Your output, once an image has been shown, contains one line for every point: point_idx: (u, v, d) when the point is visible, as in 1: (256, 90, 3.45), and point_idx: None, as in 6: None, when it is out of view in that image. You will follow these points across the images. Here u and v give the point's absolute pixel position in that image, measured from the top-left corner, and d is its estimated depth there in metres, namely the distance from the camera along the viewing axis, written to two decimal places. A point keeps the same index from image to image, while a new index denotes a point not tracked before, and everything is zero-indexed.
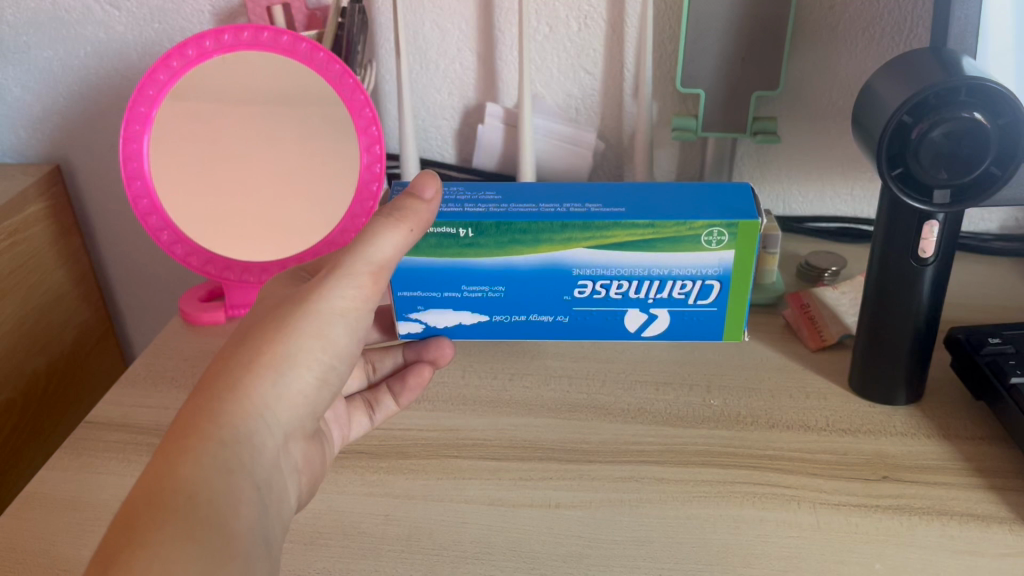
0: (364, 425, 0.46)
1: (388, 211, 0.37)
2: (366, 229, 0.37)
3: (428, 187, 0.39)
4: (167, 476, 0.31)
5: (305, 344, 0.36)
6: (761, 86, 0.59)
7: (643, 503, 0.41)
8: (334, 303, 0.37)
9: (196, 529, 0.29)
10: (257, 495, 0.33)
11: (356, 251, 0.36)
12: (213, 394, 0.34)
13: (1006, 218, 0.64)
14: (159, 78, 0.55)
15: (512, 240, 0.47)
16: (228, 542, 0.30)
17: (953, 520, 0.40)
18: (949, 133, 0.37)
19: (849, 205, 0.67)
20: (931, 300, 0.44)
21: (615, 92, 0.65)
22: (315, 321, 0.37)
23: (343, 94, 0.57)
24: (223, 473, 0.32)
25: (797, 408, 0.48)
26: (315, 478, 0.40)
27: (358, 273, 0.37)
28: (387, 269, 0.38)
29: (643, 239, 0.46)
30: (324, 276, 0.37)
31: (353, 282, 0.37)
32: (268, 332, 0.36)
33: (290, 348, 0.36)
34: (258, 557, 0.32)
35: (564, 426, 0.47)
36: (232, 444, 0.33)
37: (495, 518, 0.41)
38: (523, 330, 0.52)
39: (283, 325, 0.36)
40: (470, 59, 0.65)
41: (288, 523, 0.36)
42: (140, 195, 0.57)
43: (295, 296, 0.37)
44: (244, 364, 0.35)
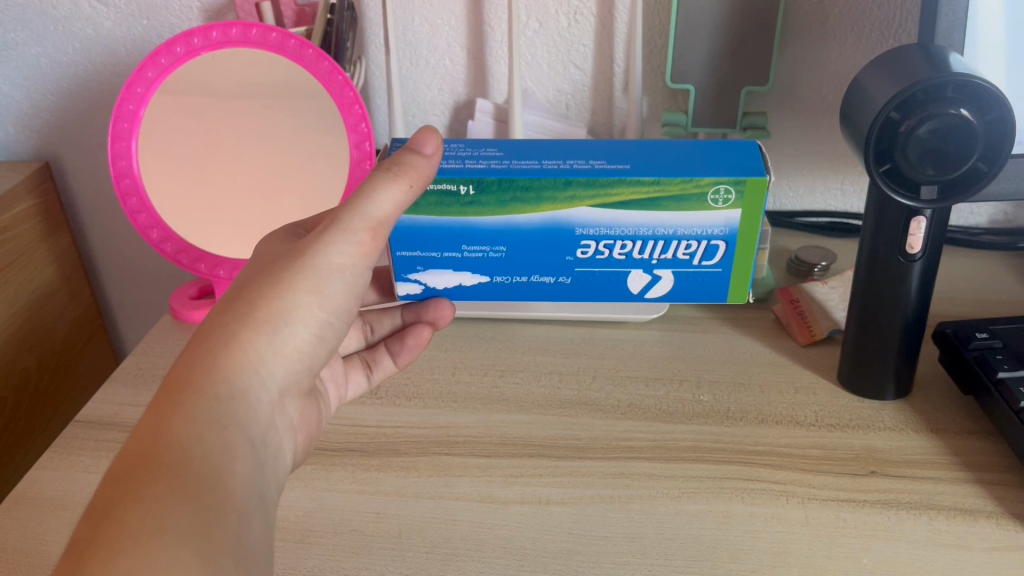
0: (361, 382, 0.48)
1: (388, 167, 0.37)
2: (364, 184, 0.37)
3: (427, 144, 0.38)
4: (161, 428, 0.30)
5: (300, 300, 0.36)
6: (751, 82, 0.59)
7: (632, 500, 0.41)
8: (331, 258, 0.36)
9: (192, 482, 0.29)
10: (250, 451, 0.33)
11: (354, 206, 0.36)
12: (207, 349, 0.34)
13: (996, 211, 0.65)
14: (147, 75, 0.55)
15: (515, 198, 0.45)
16: (224, 499, 0.30)
17: (940, 515, 0.40)
18: (936, 130, 0.37)
19: (839, 200, 0.67)
20: (919, 294, 0.44)
21: (605, 88, 0.65)
22: (312, 277, 0.36)
23: (331, 91, 0.57)
24: (218, 428, 0.32)
25: (786, 403, 0.48)
26: (310, 435, 0.41)
27: (357, 228, 0.36)
28: (385, 225, 0.37)
29: (648, 197, 0.45)
30: (321, 231, 0.37)
31: (346, 239, 0.36)
32: (262, 288, 0.35)
33: (286, 304, 0.35)
34: (253, 513, 0.31)
35: (555, 423, 0.47)
36: (225, 399, 0.33)
37: (486, 515, 0.41)
38: (525, 292, 0.50)
39: (276, 281, 0.35)
40: (460, 55, 0.65)
41: (281, 483, 0.36)
42: (129, 193, 0.57)
43: (293, 251, 0.37)
44: (239, 320, 0.35)
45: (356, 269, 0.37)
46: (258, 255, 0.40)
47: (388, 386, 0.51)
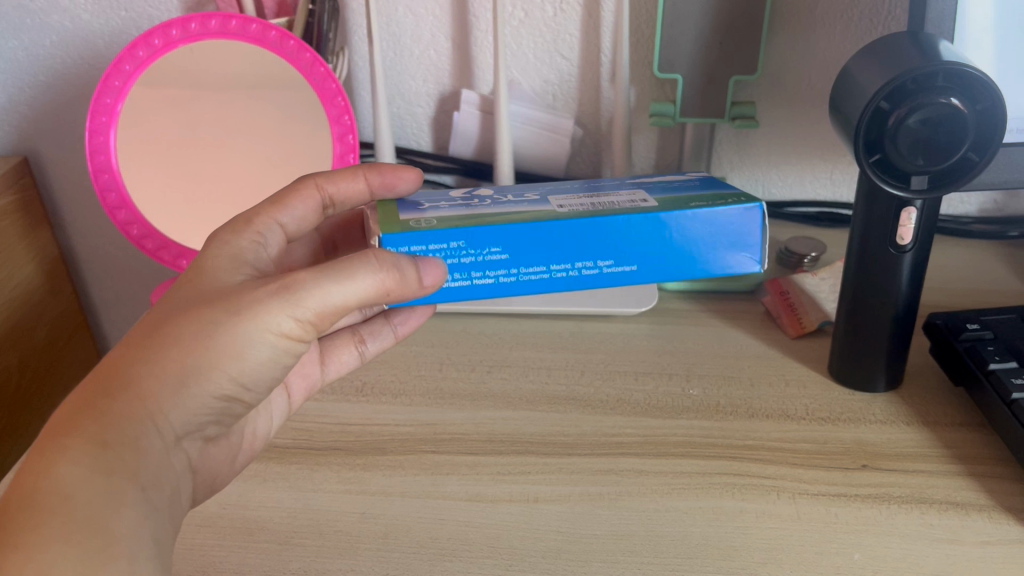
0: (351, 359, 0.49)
1: (374, 263, 0.34)
2: (328, 278, 0.34)
3: (430, 277, 0.35)
4: (44, 473, 0.29)
5: (220, 364, 0.34)
6: (739, 71, 0.59)
7: (621, 497, 0.41)
8: (270, 333, 0.34)
9: (70, 533, 0.28)
10: (144, 498, 0.32)
11: (320, 289, 0.34)
12: (105, 390, 0.33)
13: (985, 201, 0.65)
14: (125, 68, 0.54)
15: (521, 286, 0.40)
16: (110, 544, 0.29)
17: (932, 509, 0.40)
18: (926, 119, 0.36)
19: (829, 189, 0.67)
20: (910, 285, 0.43)
21: (592, 78, 0.64)
22: (236, 342, 0.34)
23: (313, 82, 0.56)
24: (106, 473, 0.30)
25: (777, 396, 0.48)
26: (214, 476, 0.41)
27: (309, 312, 0.34)
28: (341, 312, 0.35)
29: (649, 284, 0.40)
30: (263, 299, 0.34)
31: (298, 314, 0.34)
32: (178, 334, 0.33)
33: (200, 360, 0.34)
34: (144, 560, 0.30)
35: (543, 419, 0.47)
36: (117, 446, 0.31)
37: (472, 514, 0.40)
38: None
39: (203, 335, 0.33)
40: (444, 45, 0.64)
41: (180, 519, 0.35)
42: (108, 188, 0.56)
43: (219, 293, 0.35)
44: (142, 362, 0.33)
45: (290, 341, 0.35)
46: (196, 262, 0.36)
47: (374, 383, 0.50)
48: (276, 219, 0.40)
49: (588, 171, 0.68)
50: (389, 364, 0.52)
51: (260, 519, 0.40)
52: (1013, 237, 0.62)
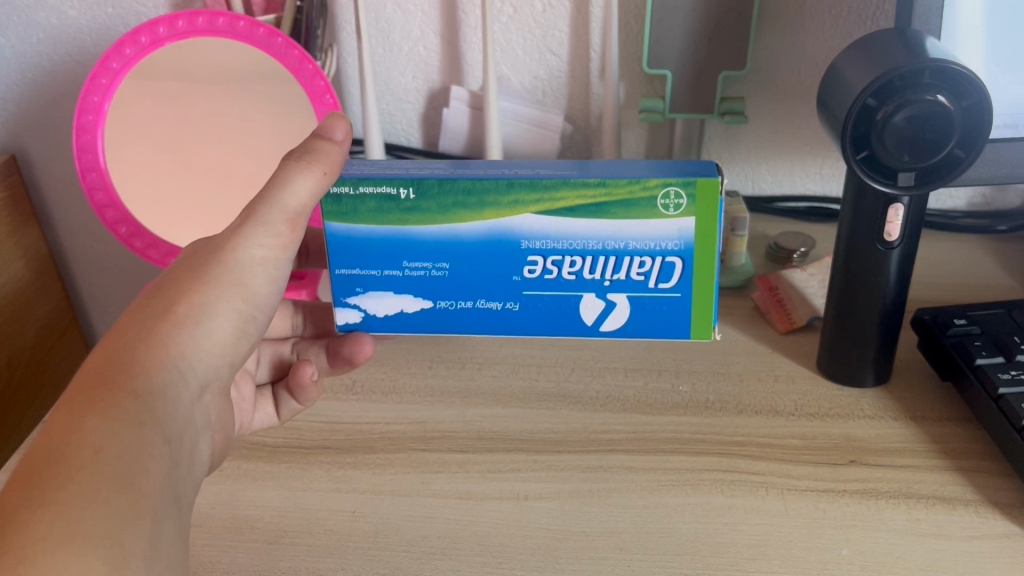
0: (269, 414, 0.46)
1: (297, 156, 0.37)
2: (277, 175, 0.37)
3: (336, 130, 0.39)
4: (71, 428, 0.29)
5: (223, 293, 0.36)
6: (728, 66, 0.59)
7: (611, 494, 0.41)
8: (251, 252, 0.37)
9: (103, 484, 0.28)
10: (168, 454, 0.32)
11: (270, 199, 0.37)
12: (125, 344, 0.34)
13: (974, 195, 0.65)
14: (112, 66, 0.54)
15: (456, 204, 0.40)
16: (137, 500, 0.29)
17: (919, 503, 0.40)
18: (912, 117, 0.37)
19: (819, 184, 0.67)
20: (897, 280, 0.43)
21: (582, 74, 0.64)
22: (230, 272, 0.37)
23: (302, 80, 0.56)
24: (133, 424, 0.31)
25: (765, 392, 0.48)
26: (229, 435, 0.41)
27: (276, 224, 0.37)
28: (305, 213, 0.38)
29: (595, 202, 0.39)
30: (233, 226, 0.37)
31: (267, 232, 0.37)
32: (183, 284, 0.36)
33: (204, 297, 0.36)
34: (168, 516, 0.30)
35: (533, 416, 0.47)
36: (145, 396, 0.32)
37: (462, 513, 0.40)
38: (471, 323, 0.44)
39: (198, 274, 0.36)
40: (434, 41, 0.64)
41: (196, 488, 0.35)
42: (96, 187, 0.56)
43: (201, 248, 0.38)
44: (156, 311, 0.35)
45: (275, 262, 0.38)
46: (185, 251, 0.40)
47: (364, 381, 0.50)
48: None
49: None
50: (379, 363, 0.52)
51: (250, 519, 0.41)
52: (1001, 232, 0.62)
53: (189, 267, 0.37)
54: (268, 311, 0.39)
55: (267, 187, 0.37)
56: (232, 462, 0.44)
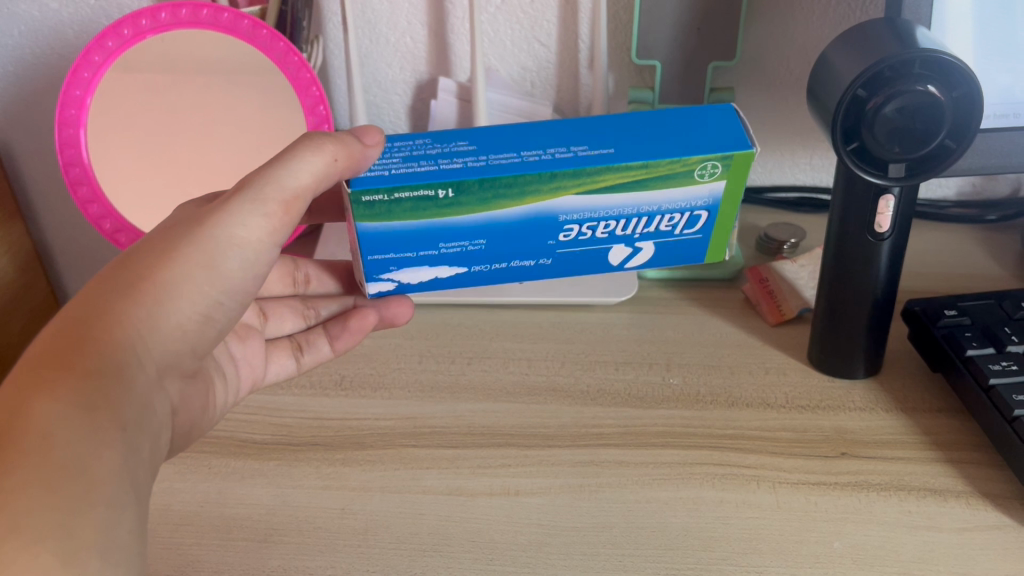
0: (286, 365, 0.48)
1: (315, 135, 0.38)
2: (285, 154, 0.37)
3: (369, 137, 0.37)
4: (20, 411, 0.29)
5: (191, 270, 0.36)
6: (717, 57, 0.58)
7: (602, 488, 0.41)
8: (237, 230, 0.37)
9: (50, 475, 0.28)
10: (125, 438, 0.31)
11: (269, 177, 0.37)
12: (82, 322, 0.33)
13: (963, 184, 0.65)
14: (94, 59, 0.53)
15: (497, 195, 0.38)
16: (90, 490, 0.28)
17: (911, 495, 0.40)
18: (902, 108, 0.36)
19: (808, 174, 0.66)
20: (888, 272, 0.43)
21: (570, 65, 0.63)
22: (206, 249, 0.36)
23: (287, 73, 0.55)
24: (85, 407, 0.30)
25: (756, 384, 0.48)
26: (190, 421, 0.40)
27: (271, 201, 0.37)
28: (300, 198, 0.38)
29: (638, 180, 0.38)
30: (221, 204, 0.37)
31: (259, 208, 0.37)
32: (152, 258, 0.35)
33: (172, 274, 0.35)
34: (124, 506, 0.30)
35: (523, 410, 0.46)
36: (99, 376, 0.32)
37: (453, 509, 0.40)
38: (501, 278, 0.43)
39: (169, 250, 0.36)
40: (421, 33, 0.63)
41: (158, 468, 0.34)
42: (80, 182, 0.55)
43: (177, 225, 0.38)
44: (118, 290, 0.34)
45: (258, 242, 0.38)
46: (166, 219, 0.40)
47: (353, 376, 0.50)
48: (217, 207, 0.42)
49: None
50: (368, 357, 0.51)
51: (239, 517, 0.40)
52: (991, 221, 0.62)
53: (160, 240, 0.36)
54: (241, 294, 0.39)
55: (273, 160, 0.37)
56: (221, 459, 0.44)
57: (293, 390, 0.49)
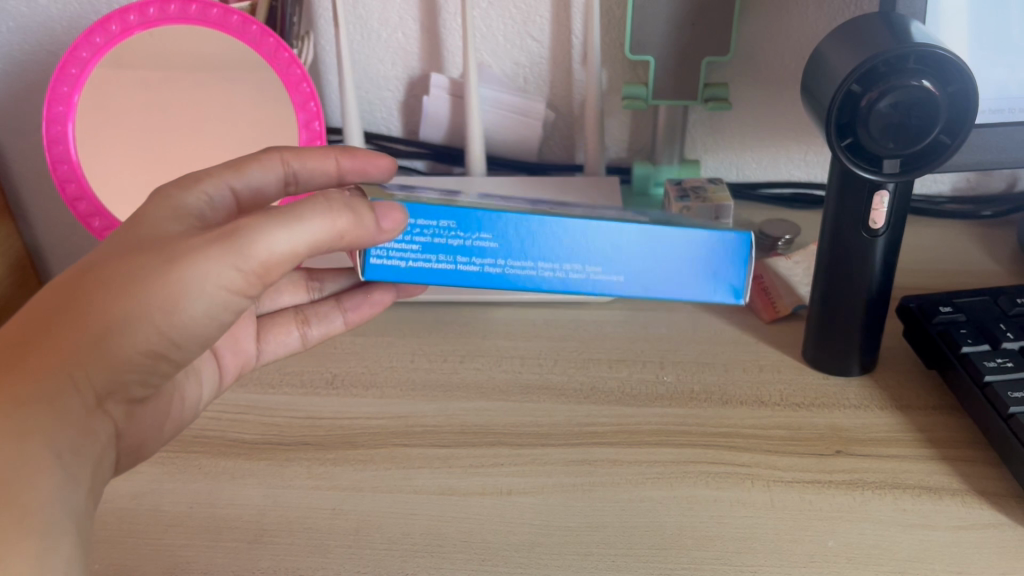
0: (290, 342, 0.47)
1: (331, 204, 0.32)
2: (289, 214, 0.32)
3: (391, 218, 0.33)
4: None
5: (145, 314, 0.31)
6: (711, 52, 0.58)
7: (595, 487, 0.41)
8: (205, 284, 0.32)
9: None
10: (63, 466, 0.31)
11: (263, 239, 0.31)
12: (25, 341, 0.31)
13: (958, 180, 0.65)
14: (82, 55, 0.53)
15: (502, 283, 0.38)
16: (24, 518, 0.29)
17: (905, 493, 0.40)
18: (897, 104, 0.36)
19: (802, 170, 0.66)
20: (883, 269, 0.43)
21: (563, 60, 0.63)
22: (166, 296, 0.31)
23: (278, 68, 0.55)
24: (15, 440, 0.30)
25: (751, 382, 0.48)
26: (148, 434, 0.39)
27: (250, 262, 0.32)
28: (283, 261, 0.32)
29: None
30: (202, 243, 0.31)
31: (235, 265, 0.31)
32: (108, 286, 0.31)
33: (125, 312, 0.31)
34: (63, 533, 0.30)
35: (515, 409, 0.46)
36: (30, 409, 0.30)
37: (446, 508, 0.40)
38: None
39: (126, 284, 0.31)
40: (413, 28, 0.63)
41: (102, 490, 0.35)
42: (67, 179, 0.54)
43: (152, 239, 0.33)
44: (59, 324, 0.31)
45: (228, 295, 0.33)
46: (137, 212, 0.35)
47: (345, 375, 0.49)
48: (201, 189, 0.36)
49: (560, 155, 0.67)
50: (360, 356, 0.51)
51: (229, 518, 0.40)
52: (986, 217, 0.62)
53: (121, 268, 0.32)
54: None
55: (274, 216, 0.32)
56: (211, 459, 0.43)
57: (284, 389, 0.48)
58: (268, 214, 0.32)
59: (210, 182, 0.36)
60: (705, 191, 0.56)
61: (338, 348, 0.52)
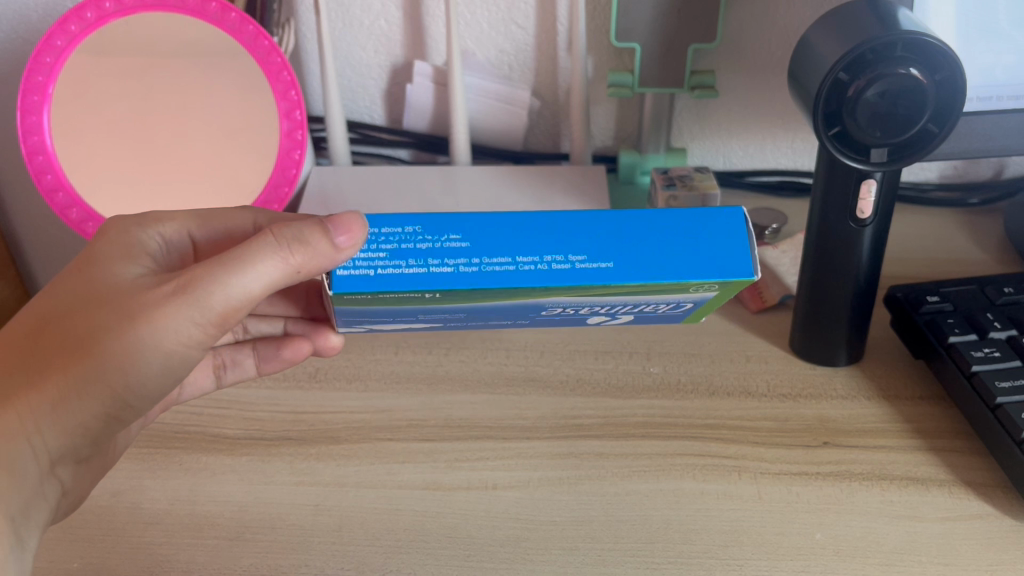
0: (206, 384, 0.46)
1: (278, 240, 0.34)
2: (240, 254, 0.33)
3: (345, 237, 0.33)
4: None
5: (103, 372, 0.34)
6: (697, 39, 0.57)
7: (581, 481, 0.40)
8: (166, 336, 0.34)
9: None
10: (12, 529, 0.35)
11: (217, 287, 0.33)
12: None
13: (945, 167, 0.65)
14: (56, 44, 0.52)
15: (488, 297, 0.36)
16: None
17: (893, 485, 0.39)
18: (884, 93, 0.35)
19: (789, 158, 0.66)
20: (871, 258, 0.42)
21: (549, 48, 0.62)
22: (127, 352, 0.34)
23: (257, 56, 0.54)
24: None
25: (738, 373, 0.47)
26: (105, 465, 0.40)
27: (207, 309, 0.34)
28: (240, 308, 0.35)
29: (626, 291, 0.36)
30: (163, 296, 0.34)
31: (194, 316, 0.34)
32: (73, 342, 0.34)
33: (86, 368, 0.34)
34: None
35: (501, 402, 0.46)
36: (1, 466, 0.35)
37: (430, 504, 0.39)
38: (473, 322, 0.44)
39: (85, 342, 0.34)
40: (395, 15, 0.62)
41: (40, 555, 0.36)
42: (44, 170, 0.53)
43: (108, 291, 0.35)
44: (21, 386, 0.34)
45: (186, 350, 0.35)
46: (89, 251, 0.37)
47: (328, 368, 0.49)
48: (161, 230, 0.39)
49: (546, 143, 0.67)
50: (343, 349, 0.50)
51: (210, 515, 0.39)
52: (972, 204, 0.62)
53: (84, 324, 0.34)
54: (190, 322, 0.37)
55: (222, 261, 0.33)
56: (192, 455, 0.43)
57: (266, 382, 0.48)
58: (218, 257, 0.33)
59: (174, 224, 0.39)
60: (692, 179, 0.56)
61: None
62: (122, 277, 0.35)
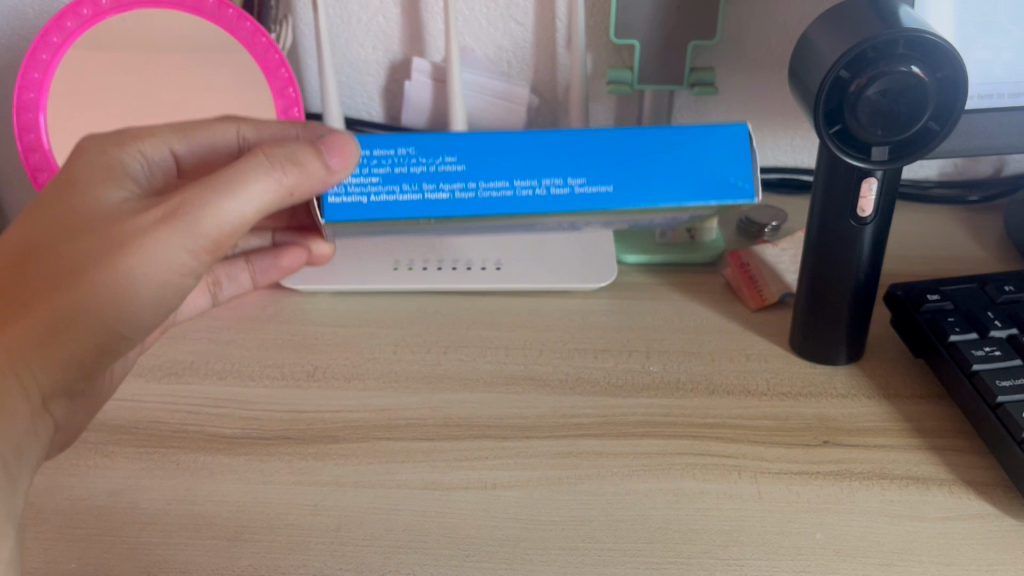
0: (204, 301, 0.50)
1: (271, 161, 0.34)
2: (233, 173, 0.34)
3: (338, 159, 0.37)
4: None
5: (92, 298, 0.33)
6: (696, 36, 0.57)
7: (581, 480, 0.40)
8: (158, 260, 0.33)
9: None
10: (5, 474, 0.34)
11: (213, 211, 0.33)
12: None
13: (945, 164, 0.65)
14: (52, 40, 0.51)
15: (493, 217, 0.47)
16: None
17: (893, 484, 0.39)
18: (885, 90, 0.35)
19: (789, 155, 0.66)
20: (872, 256, 0.42)
21: (548, 44, 0.62)
22: (118, 279, 0.33)
23: (255, 54, 0.54)
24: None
25: (738, 371, 0.47)
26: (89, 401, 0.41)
27: (200, 236, 0.34)
28: (231, 232, 0.35)
29: (631, 208, 0.45)
30: (153, 218, 0.33)
31: (187, 242, 0.33)
32: (60, 269, 0.33)
33: (76, 297, 0.33)
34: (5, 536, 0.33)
35: (500, 401, 0.45)
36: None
37: (429, 503, 0.39)
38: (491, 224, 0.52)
39: (75, 269, 0.33)
40: (393, 12, 0.61)
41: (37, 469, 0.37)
42: (41, 168, 0.53)
43: (93, 217, 0.34)
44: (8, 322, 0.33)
45: (175, 277, 0.35)
46: (67, 172, 0.35)
47: (327, 367, 0.49)
48: (141, 149, 0.37)
49: None
50: (342, 348, 0.50)
51: (208, 514, 0.39)
52: (972, 202, 0.62)
53: (59, 274, 0.33)
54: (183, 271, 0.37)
55: (206, 184, 0.33)
56: (190, 455, 0.42)
57: (265, 381, 0.48)
58: (199, 184, 0.33)
59: (153, 142, 0.37)
60: None
61: (320, 340, 0.51)
62: (94, 213, 0.34)
